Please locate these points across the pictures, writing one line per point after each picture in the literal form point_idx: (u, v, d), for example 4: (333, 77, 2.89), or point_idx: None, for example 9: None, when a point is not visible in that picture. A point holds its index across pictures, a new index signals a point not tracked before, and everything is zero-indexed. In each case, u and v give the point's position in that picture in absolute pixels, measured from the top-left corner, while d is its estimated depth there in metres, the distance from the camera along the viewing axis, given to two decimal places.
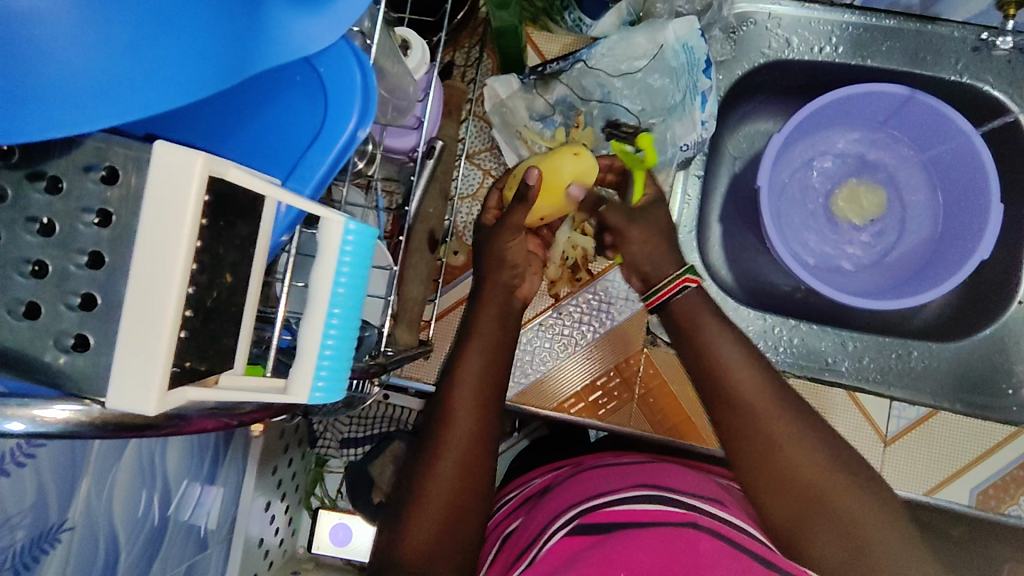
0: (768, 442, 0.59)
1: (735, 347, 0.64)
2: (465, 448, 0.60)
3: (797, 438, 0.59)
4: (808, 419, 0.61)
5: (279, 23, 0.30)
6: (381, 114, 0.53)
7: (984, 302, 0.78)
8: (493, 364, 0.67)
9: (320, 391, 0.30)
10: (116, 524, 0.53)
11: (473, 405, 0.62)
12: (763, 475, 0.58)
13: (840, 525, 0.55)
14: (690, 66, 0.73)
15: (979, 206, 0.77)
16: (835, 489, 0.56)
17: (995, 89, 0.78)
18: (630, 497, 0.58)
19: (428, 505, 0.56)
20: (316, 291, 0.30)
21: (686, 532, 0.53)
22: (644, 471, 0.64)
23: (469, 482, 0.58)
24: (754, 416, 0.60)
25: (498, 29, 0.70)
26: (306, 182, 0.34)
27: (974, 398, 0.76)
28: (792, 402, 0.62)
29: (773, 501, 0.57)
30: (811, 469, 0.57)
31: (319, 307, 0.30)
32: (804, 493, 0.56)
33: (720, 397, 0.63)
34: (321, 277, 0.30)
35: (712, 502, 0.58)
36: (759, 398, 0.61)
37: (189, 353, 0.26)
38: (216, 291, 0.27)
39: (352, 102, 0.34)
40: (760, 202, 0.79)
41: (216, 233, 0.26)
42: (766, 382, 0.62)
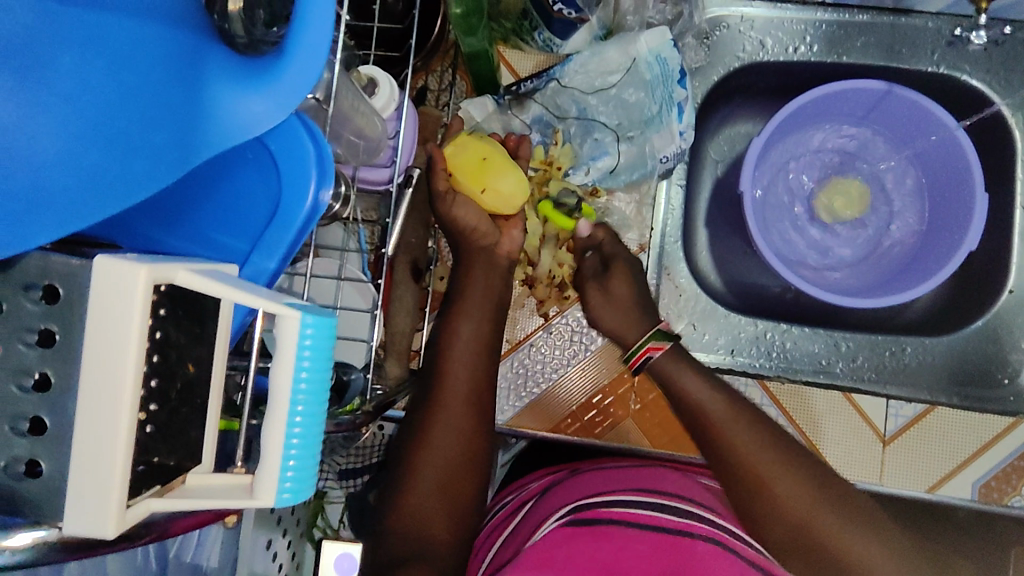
0: (755, 480, 0.61)
1: (713, 393, 0.67)
2: (457, 432, 0.65)
3: (788, 477, 0.61)
4: (785, 445, 0.64)
5: (223, 105, 0.26)
6: (352, 155, 0.53)
7: (975, 292, 0.78)
8: (481, 345, 0.70)
9: (286, 491, 0.27)
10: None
11: (463, 392, 0.67)
12: (756, 519, 0.61)
13: (827, 551, 0.58)
14: (664, 77, 0.72)
15: (963, 197, 0.77)
16: (828, 528, 0.59)
17: (974, 77, 0.78)
18: (625, 499, 0.58)
19: (420, 483, 0.63)
20: (277, 388, 0.27)
21: (681, 540, 0.54)
22: (638, 475, 0.64)
23: (458, 466, 0.65)
24: (736, 457, 0.63)
25: (468, 54, 0.69)
26: (270, 255, 0.33)
27: (970, 390, 0.75)
28: (778, 440, 0.64)
29: (766, 532, 0.60)
30: (797, 502, 0.60)
31: (278, 403, 0.27)
32: (797, 534, 0.59)
33: (707, 437, 0.65)
34: (279, 374, 0.27)
35: (703, 508, 0.59)
36: (744, 437, 0.64)
37: (155, 450, 0.25)
38: (179, 382, 0.26)
39: (307, 171, 0.33)
40: (745, 208, 0.79)
41: (176, 323, 0.26)
42: (755, 425, 0.65)
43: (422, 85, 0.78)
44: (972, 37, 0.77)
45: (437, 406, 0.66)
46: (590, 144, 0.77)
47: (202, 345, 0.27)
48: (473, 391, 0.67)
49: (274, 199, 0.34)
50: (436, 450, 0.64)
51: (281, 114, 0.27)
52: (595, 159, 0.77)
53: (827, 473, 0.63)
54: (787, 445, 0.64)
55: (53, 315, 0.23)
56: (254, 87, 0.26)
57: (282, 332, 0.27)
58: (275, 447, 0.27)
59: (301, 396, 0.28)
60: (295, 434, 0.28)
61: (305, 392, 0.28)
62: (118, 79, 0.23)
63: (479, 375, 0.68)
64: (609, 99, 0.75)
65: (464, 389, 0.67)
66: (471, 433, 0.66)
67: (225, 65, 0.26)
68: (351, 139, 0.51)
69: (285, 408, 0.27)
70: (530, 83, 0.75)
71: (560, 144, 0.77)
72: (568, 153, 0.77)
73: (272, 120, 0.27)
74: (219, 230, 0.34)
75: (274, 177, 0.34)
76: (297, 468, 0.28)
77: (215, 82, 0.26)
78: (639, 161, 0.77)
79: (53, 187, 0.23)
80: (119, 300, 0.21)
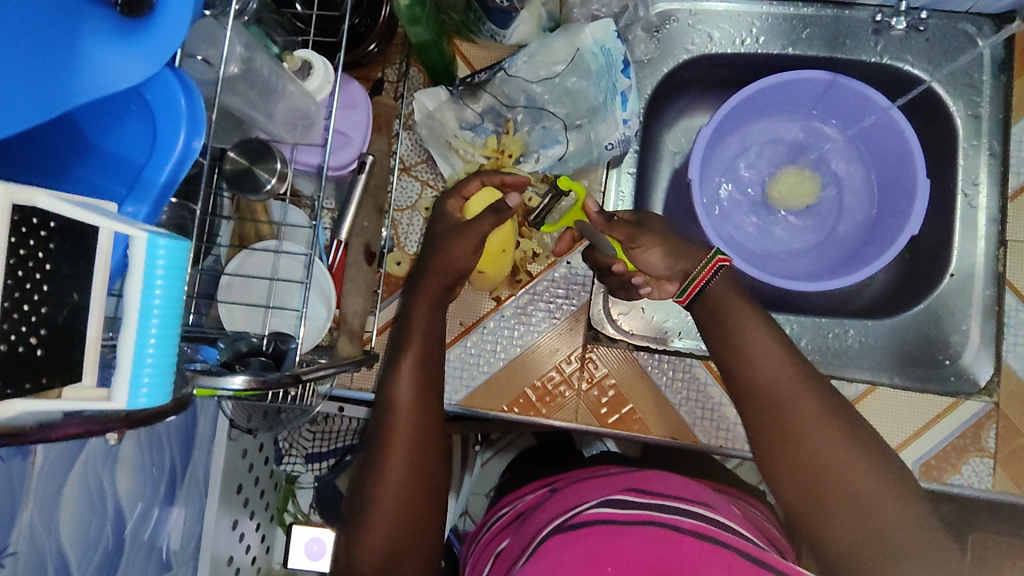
0: (784, 419, 0.56)
1: (761, 327, 0.61)
2: (411, 459, 0.60)
3: (821, 418, 0.56)
4: (830, 400, 0.57)
5: (98, 61, 0.29)
6: (290, 132, 0.56)
7: (921, 277, 0.81)
8: (427, 355, 0.67)
9: (143, 396, 0.30)
10: (65, 546, 0.60)
11: (414, 399, 0.63)
12: (778, 464, 0.56)
13: (851, 500, 0.52)
14: (608, 67, 0.76)
15: (906, 183, 0.79)
16: (856, 473, 0.53)
17: (915, 67, 0.80)
18: (613, 501, 0.56)
19: (381, 514, 0.58)
20: (126, 305, 0.30)
21: (669, 534, 0.52)
22: (633, 478, 0.62)
23: (419, 477, 0.60)
24: (770, 394, 0.57)
25: (417, 44, 0.72)
26: (143, 201, 0.33)
27: (913, 370, 0.77)
28: (814, 377, 0.58)
29: (778, 479, 0.56)
30: (829, 455, 0.54)
31: (130, 321, 0.30)
32: (814, 483, 0.54)
33: (738, 374, 0.60)
34: (132, 295, 0.30)
35: (694, 503, 0.57)
36: (772, 383, 0.58)
37: (41, 370, 0.28)
38: (65, 309, 0.29)
39: (177, 125, 0.33)
40: (693, 194, 0.81)
41: (59, 255, 0.28)
42: (791, 359, 0.59)
43: (380, 77, 0.81)
44: (892, 22, 0.78)
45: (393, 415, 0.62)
46: (539, 132, 0.80)
47: (90, 277, 0.30)
48: (422, 411, 0.63)
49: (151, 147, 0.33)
50: (390, 481, 0.59)
51: (155, 65, 0.29)
52: (545, 147, 0.80)
53: (860, 420, 0.57)
54: (822, 383, 0.58)
55: None
56: (128, 46, 0.29)
57: (133, 254, 0.30)
58: (126, 357, 0.30)
59: (154, 310, 0.30)
60: (150, 350, 0.31)
61: (159, 312, 0.31)
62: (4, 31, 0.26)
63: (427, 389, 0.64)
64: (556, 87, 0.78)
65: (412, 408, 0.62)
66: (427, 453, 0.61)
67: (108, 26, 0.29)
68: (286, 118, 0.54)
69: (137, 324, 0.30)
70: (485, 77, 0.78)
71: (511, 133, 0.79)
72: (519, 141, 0.80)
73: (142, 75, 0.29)
74: (103, 176, 0.33)
75: (153, 127, 0.33)
76: (151, 377, 0.31)
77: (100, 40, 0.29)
78: (588, 148, 0.79)
79: None
80: None
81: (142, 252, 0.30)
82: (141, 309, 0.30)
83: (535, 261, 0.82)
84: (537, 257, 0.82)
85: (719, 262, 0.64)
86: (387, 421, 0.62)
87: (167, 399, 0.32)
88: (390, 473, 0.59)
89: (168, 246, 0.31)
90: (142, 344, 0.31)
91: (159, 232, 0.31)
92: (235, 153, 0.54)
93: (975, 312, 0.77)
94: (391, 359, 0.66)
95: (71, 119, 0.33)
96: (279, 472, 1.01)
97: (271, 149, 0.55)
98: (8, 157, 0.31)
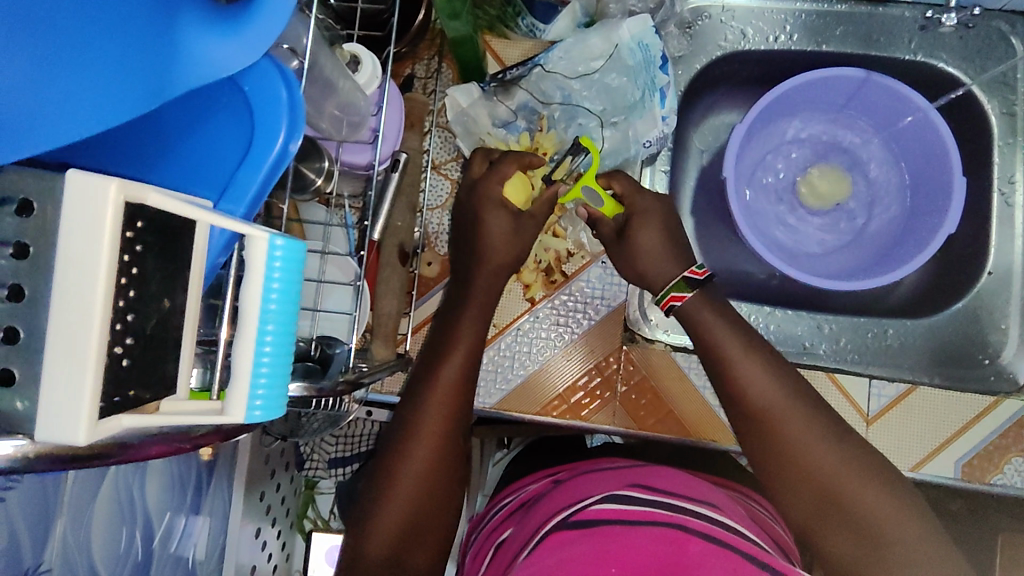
0: (779, 444, 0.56)
1: (736, 339, 0.62)
2: (437, 445, 0.60)
3: (816, 433, 0.56)
4: (825, 419, 0.58)
5: (196, 46, 0.27)
6: (336, 131, 0.54)
7: (956, 276, 0.80)
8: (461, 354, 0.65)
9: (258, 408, 0.29)
10: (96, 560, 0.57)
11: (442, 399, 0.62)
12: (779, 476, 0.56)
13: (853, 511, 0.53)
14: (646, 63, 0.74)
15: (942, 181, 0.79)
16: (856, 485, 0.54)
17: (950, 65, 0.80)
18: (618, 497, 0.55)
19: (397, 504, 0.58)
20: (246, 311, 0.29)
21: (675, 534, 0.50)
22: (632, 474, 0.61)
23: (438, 472, 0.60)
24: (765, 418, 0.58)
25: (454, 39, 0.70)
26: (239, 201, 0.32)
27: (952, 371, 0.76)
28: (802, 389, 0.59)
29: (786, 499, 0.56)
30: (832, 470, 0.54)
31: (250, 328, 0.29)
32: (820, 493, 0.54)
33: (733, 401, 0.60)
34: (250, 299, 0.29)
35: (705, 507, 0.55)
36: (769, 407, 0.58)
37: (131, 383, 0.26)
38: (154, 318, 0.27)
39: (278, 118, 0.32)
40: (728, 193, 0.79)
41: (150, 256, 0.26)
42: (777, 373, 0.60)
43: (410, 73, 0.79)
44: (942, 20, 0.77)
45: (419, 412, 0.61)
46: (574, 129, 0.78)
47: (179, 281, 0.28)
48: (458, 398, 0.63)
49: (246, 140, 0.33)
50: (415, 462, 0.59)
51: (254, 53, 0.28)
52: None
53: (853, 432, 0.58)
54: (811, 396, 0.59)
55: (27, 229, 0.25)
56: (225, 32, 0.27)
57: (253, 254, 0.29)
58: (246, 364, 0.29)
59: (271, 315, 0.30)
60: (265, 357, 0.30)
61: (275, 314, 0.30)
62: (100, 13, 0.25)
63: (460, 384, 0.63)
64: (591, 85, 0.77)
65: (450, 394, 0.62)
66: (454, 443, 0.61)
67: (201, 12, 0.27)
68: (334, 113, 0.51)
69: (257, 330, 0.29)
70: (521, 72, 0.76)
71: (546, 131, 0.78)
72: (553, 139, 0.78)
73: (244, 62, 0.28)
74: (189, 176, 0.33)
75: (247, 120, 0.33)
76: (267, 386, 0.30)
77: (193, 23, 0.27)
78: (623, 147, 0.78)
79: (26, 110, 0.24)
80: (88, 210, 0.23)
81: (261, 252, 0.29)
82: (259, 311, 0.29)
83: (569, 261, 0.80)
84: (570, 256, 0.80)
85: (671, 300, 0.65)
86: (408, 422, 0.61)
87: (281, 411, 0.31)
88: (414, 453, 0.59)
89: (286, 248, 0.30)
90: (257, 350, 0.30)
91: (278, 232, 0.30)
92: None
93: (1013, 311, 0.77)
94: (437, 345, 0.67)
95: (156, 114, 0.33)
96: (299, 478, 0.98)
97: (317, 148, 0.54)
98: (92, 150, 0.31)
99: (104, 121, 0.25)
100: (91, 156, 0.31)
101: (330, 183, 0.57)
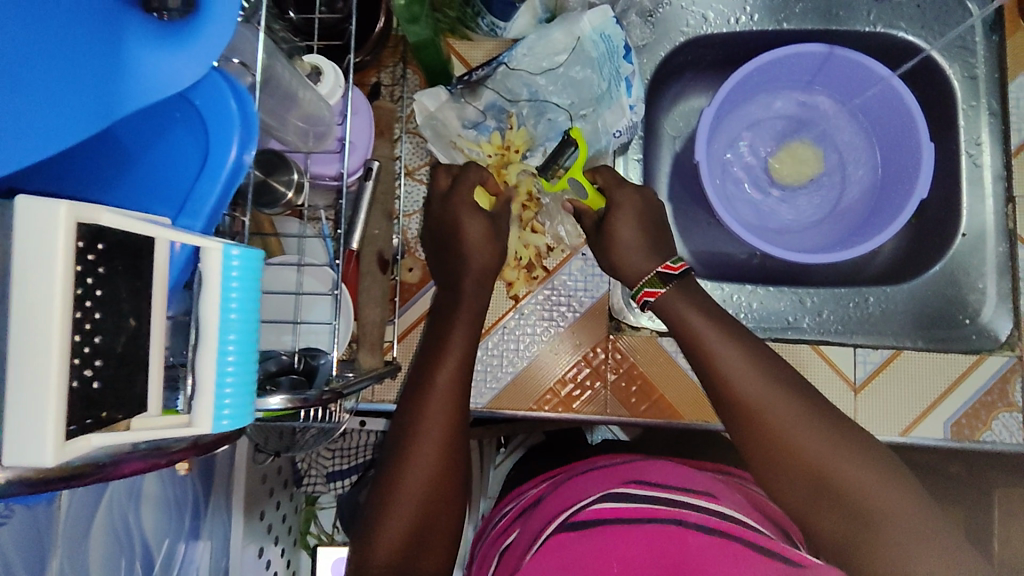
0: (769, 434, 0.56)
1: (709, 324, 0.63)
2: (438, 454, 0.60)
3: (797, 414, 0.57)
4: (807, 398, 0.58)
5: (145, 63, 0.27)
6: (303, 141, 0.54)
7: (931, 241, 0.82)
8: (461, 362, 0.66)
9: (226, 416, 0.30)
10: None
11: (443, 408, 0.62)
12: (768, 460, 0.56)
13: (841, 491, 0.53)
14: (610, 54, 0.75)
15: (910, 148, 0.80)
16: (842, 463, 0.54)
17: (909, 33, 0.81)
18: (615, 494, 0.55)
19: (398, 515, 0.57)
20: (207, 322, 0.29)
21: (673, 529, 0.50)
22: (627, 469, 0.61)
23: (440, 479, 0.60)
24: (752, 408, 0.58)
25: (416, 44, 0.70)
26: (197, 216, 0.33)
27: (934, 332, 0.78)
28: (781, 371, 0.60)
29: (776, 483, 0.56)
30: (814, 450, 0.54)
31: (211, 338, 0.29)
32: (810, 475, 0.54)
33: (719, 395, 0.60)
34: (209, 310, 0.30)
35: (699, 495, 0.55)
36: (757, 399, 0.58)
37: (104, 404, 0.26)
38: (123, 336, 0.27)
39: (231, 130, 0.33)
40: (701, 176, 0.80)
41: (114, 276, 0.26)
42: (753, 357, 0.61)
43: (375, 81, 0.79)
44: None
45: (418, 422, 0.61)
46: (544, 125, 0.79)
47: (144, 298, 0.28)
48: (454, 410, 0.62)
49: (203, 153, 0.33)
50: (416, 474, 0.59)
51: (204, 69, 0.28)
52: (551, 139, 0.79)
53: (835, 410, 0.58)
54: (790, 377, 0.60)
55: None
56: (174, 48, 0.27)
57: (209, 266, 0.30)
58: (210, 374, 0.29)
59: (232, 324, 0.30)
60: (230, 372, 0.30)
61: (237, 322, 0.30)
62: (42, 31, 0.25)
63: (459, 390, 0.64)
64: (557, 79, 0.77)
65: (449, 404, 0.63)
66: (456, 452, 0.62)
67: (147, 29, 0.27)
68: (298, 124, 0.52)
69: (218, 340, 0.29)
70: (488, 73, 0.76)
71: (515, 128, 0.79)
72: (524, 135, 0.79)
73: (195, 77, 0.28)
74: (148, 196, 0.34)
75: (201, 132, 0.33)
76: (234, 395, 0.30)
77: (133, 46, 0.27)
78: (594, 137, 0.79)
79: None
80: (42, 238, 0.23)
81: (218, 262, 0.30)
82: (220, 321, 0.30)
83: (550, 255, 0.81)
84: (551, 251, 0.81)
85: (644, 296, 0.67)
86: (406, 432, 0.61)
87: (250, 418, 0.32)
88: (415, 466, 0.59)
89: (242, 257, 0.31)
90: (221, 361, 0.30)
91: (233, 243, 0.31)
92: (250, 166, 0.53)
93: (988, 270, 0.78)
94: (429, 356, 0.67)
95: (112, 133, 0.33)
96: (298, 495, 0.98)
97: (286, 161, 0.54)
98: (50, 172, 0.31)
99: (52, 142, 0.25)
100: (48, 180, 0.31)
101: (301, 195, 0.56)
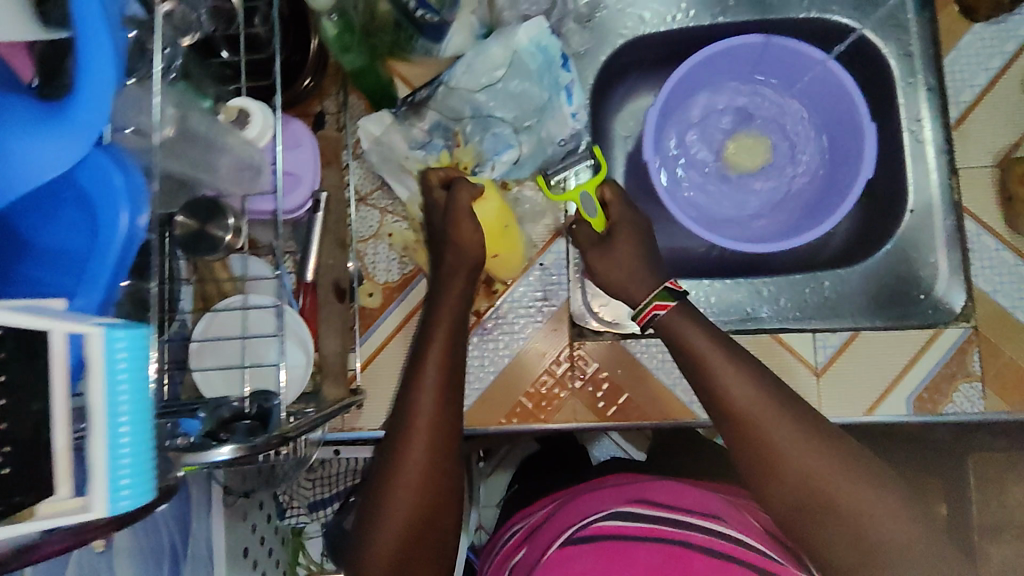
0: (763, 449, 0.58)
1: (706, 340, 0.64)
2: (431, 488, 0.60)
3: (798, 432, 0.58)
4: (803, 413, 0.59)
5: (21, 152, 0.29)
6: (235, 185, 0.54)
7: (883, 219, 0.83)
8: (449, 394, 0.65)
9: (123, 498, 0.29)
10: None
11: (441, 444, 0.62)
12: (765, 470, 0.58)
13: (838, 510, 0.55)
14: (547, 64, 0.77)
15: (853, 130, 0.80)
16: (841, 485, 0.55)
17: (842, 17, 0.82)
18: (622, 517, 0.59)
19: (385, 555, 0.58)
20: (93, 407, 0.29)
21: (680, 551, 0.55)
22: (636, 488, 0.65)
23: (427, 517, 0.60)
24: (748, 422, 0.59)
25: (353, 72, 0.70)
26: (96, 288, 0.33)
27: (890, 310, 0.79)
28: (779, 386, 0.61)
29: (770, 493, 0.58)
30: (812, 465, 0.56)
31: (97, 423, 0.29)
32: (805, 490, 0.56)
33: (715, 409, 0.61)
34: (96, 395, 0.29)
35: (707, 516, 0.60)
36: (752, 409, 0.59)
37: (13, 489, 0.26)
38: (25, 423, 0.27)
39: (120, 201, 0.33)
40: (651, 176, 0.80)
41: (7, 364, 0.26)
42: (755, 373, 0.61)
43: (319, 110, 0.78)
44: None
45: (405, 459, 0.61)
46: (490, 139, 0.79)
47: (46, 382, 0.28)
48: (439, 431, 0.63)
49: (93, 227, 0.34)
50: (403, 514, 0.59)
51: (78, 149, 0.29)
52: (499, 154, 0.78)
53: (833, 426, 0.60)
54: (791, 393, 0.61)
55: None
56: (45, 132, 0.28)
57: (92, 351, 0.29)
58: (100, 457, 0.29)
59: (123, 406, 0.29)
60: (125, 452, 0.29)
61: (127, 401, 0.30)
62: None
63: (447, 425, 0.64)
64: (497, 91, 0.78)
65: (433, 425, 0.63)
66: (445, 471, 0.62)
67: (28, 114, 0.29)
68: (231, 169, 0.52)
69: (104, 425, 0.29)
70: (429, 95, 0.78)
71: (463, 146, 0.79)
72: (471, 152, 0.79)
73: (69, 159, 0.29)
74: (49, 275, 0.34)
75: (90, 207, 0.34)
76: (131, 476, 0.30)
77: (12, 131, 0.28)
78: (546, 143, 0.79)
79: None
80: None
81: (102, 347, 0.29)
82: (107, 403, 0.29)
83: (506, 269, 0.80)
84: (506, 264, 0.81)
85: (654, 308, 0.68)
86: (394, 467, 0.61)
87: (154, 494, 0.31)
88: (402, 507, 0.59)
89: (129, 336, 0.30)
90: (115, 444, 0.29)
91: (118, 323, 0.30)
92: (184, 217, 0.52)
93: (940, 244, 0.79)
94: (408, 383, 0.65)
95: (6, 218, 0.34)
96: (282, 528, 0.99)
97: (222, 207, 0.54)
98: None
99: None
100: None
101: (241, 239, 0.56)
